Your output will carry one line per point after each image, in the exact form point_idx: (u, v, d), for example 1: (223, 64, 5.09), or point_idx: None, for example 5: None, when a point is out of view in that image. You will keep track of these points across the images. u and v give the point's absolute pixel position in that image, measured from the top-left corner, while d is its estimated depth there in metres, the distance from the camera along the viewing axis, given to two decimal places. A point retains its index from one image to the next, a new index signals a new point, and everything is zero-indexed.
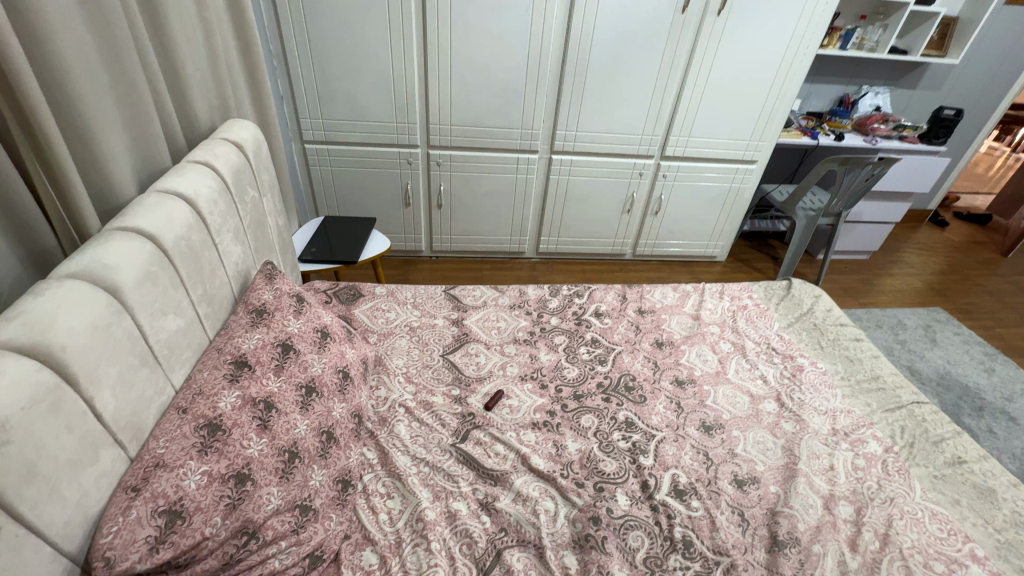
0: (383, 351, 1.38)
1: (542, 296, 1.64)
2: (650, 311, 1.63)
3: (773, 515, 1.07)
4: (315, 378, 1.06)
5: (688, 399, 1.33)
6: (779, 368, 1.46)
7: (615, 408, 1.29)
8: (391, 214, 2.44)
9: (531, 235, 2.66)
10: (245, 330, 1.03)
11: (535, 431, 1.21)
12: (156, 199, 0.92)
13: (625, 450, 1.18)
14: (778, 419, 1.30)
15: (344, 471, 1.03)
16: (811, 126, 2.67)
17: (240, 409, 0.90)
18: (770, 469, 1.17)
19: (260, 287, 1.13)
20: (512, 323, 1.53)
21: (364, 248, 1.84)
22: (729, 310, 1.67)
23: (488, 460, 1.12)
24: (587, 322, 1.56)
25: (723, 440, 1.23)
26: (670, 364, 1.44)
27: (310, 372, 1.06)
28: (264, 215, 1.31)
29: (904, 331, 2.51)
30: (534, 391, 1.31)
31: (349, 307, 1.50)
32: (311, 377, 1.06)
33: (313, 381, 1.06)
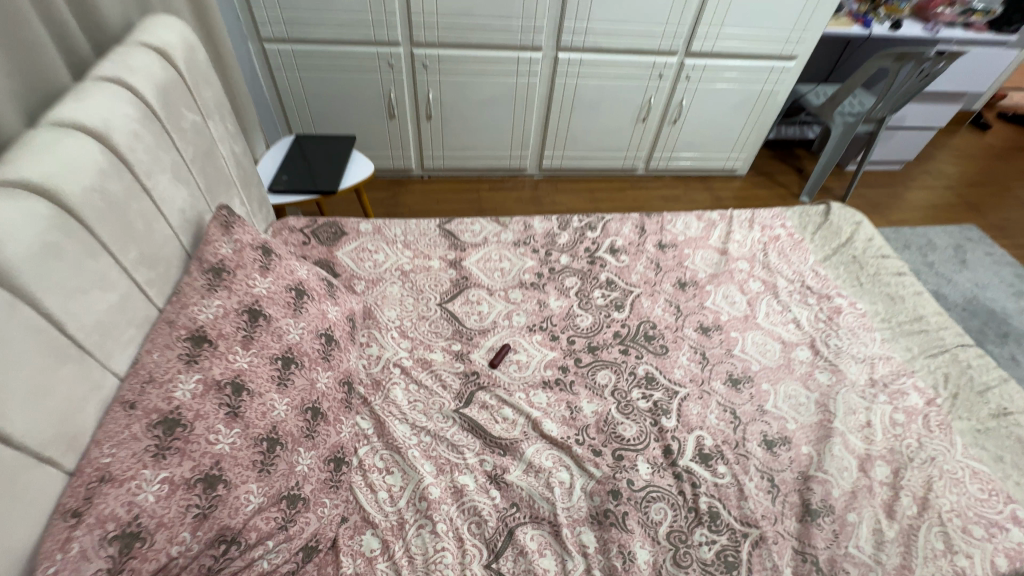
0: (372, 301, 1.21)
1: (549, 229, 1.44)
2: (672, 245, 1.45)
3: (805, 481, 0.99)
4: (292, 347, 0.91)
5: (713, 349, 1.21)
6: (814, 310, 1.31)
7: (634, 362, 1.16)
8: (374, 128, 2.14)
9: (534, 149, 2.37)
10: (201, 296, 0.85)
11: (546, 391, 1.09)
12: (47, 138, 0.69)
13: (645, 411, 1.07)
14: (812, 370, 1.18)
15: (337, 448, 0.92)
16: (863, 10, 2.26)
17: (202, 397, 0.76)
18: (803, 428, 1.08)
19: (215, 238, 0.93)
20: (516, 263, 1.35)
21: (344, 174, 1.60)
22: (760, 242, 1.48)
23: (496, 427, 1.02)
24: (601, 260, 1.38)
25: (752, 396, 1.12)
26: (694, 309, 1.29)
27: (286, 340, 0.91)
28: (212, 143, 1.07)
29: (933, 252, 2.35)
30: (544, 344, 1.18)
31: (331, 249, 1.31)
32: (288, 346, 0.91)
33: (290, 351, 0.91)
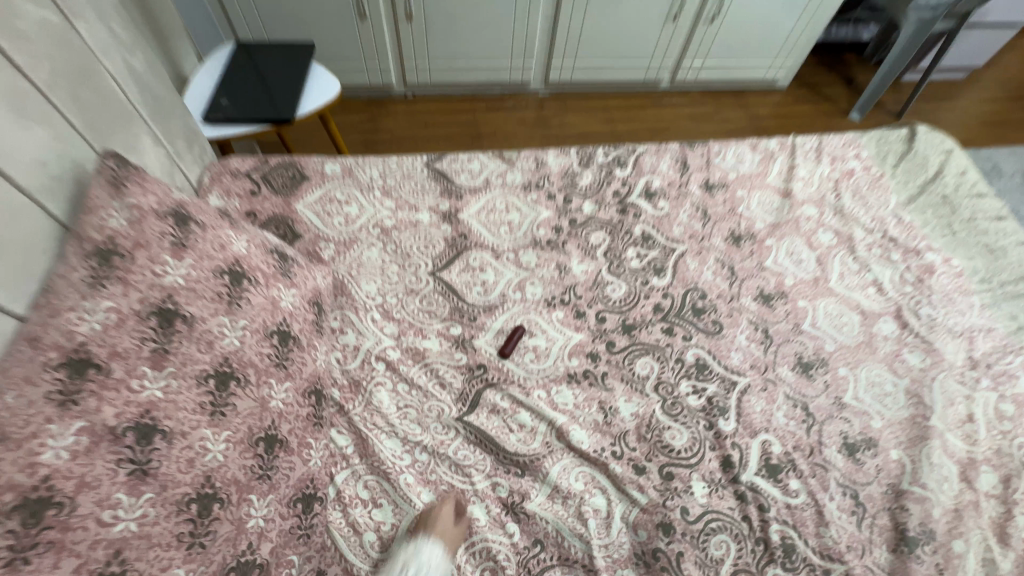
0: (345, 271, 0.94)
1: (568, 167, 1.13)
2: (722, 185, 1.15)
3: (897, 497, 0.79)
4: (229, 357, 0.66)
5: (778, 325, 0.96)
6: (899, 269, 1.05)
7: (681, 344, 0.92)
8: (341, 32, 1.71)
9: (538, 58, 1.95)
10: (81, 296, 0.58)
11: (572, 387, 0.86)
12: None
13: (698, 411, 0.85)
14: (899, 349, 0.95)
15: (303, 483, 0.70)
16: None
17: (89, 454, 0.51)
18: (891, 426, 0.87)
19: (100, 204, 0.64)
20: (528, 215, 1.06)
21: (302, 96, 1.24)
22: (830, 180, 1.18)
23: (510, 439, 0.80)
24: (634, 208, 1.09)
25: (827, 385, 0.90)
26: (752, 270, 1.03)
27: (219, 349, 0.65)
28: (88, 58, 0.73)
29: (999, 179, 2.04)
30: (567, 323, 0.93)
31: (289, 201, 1.01)
32: (223, 357, 0.65)
33: (226, 365, 0.65)
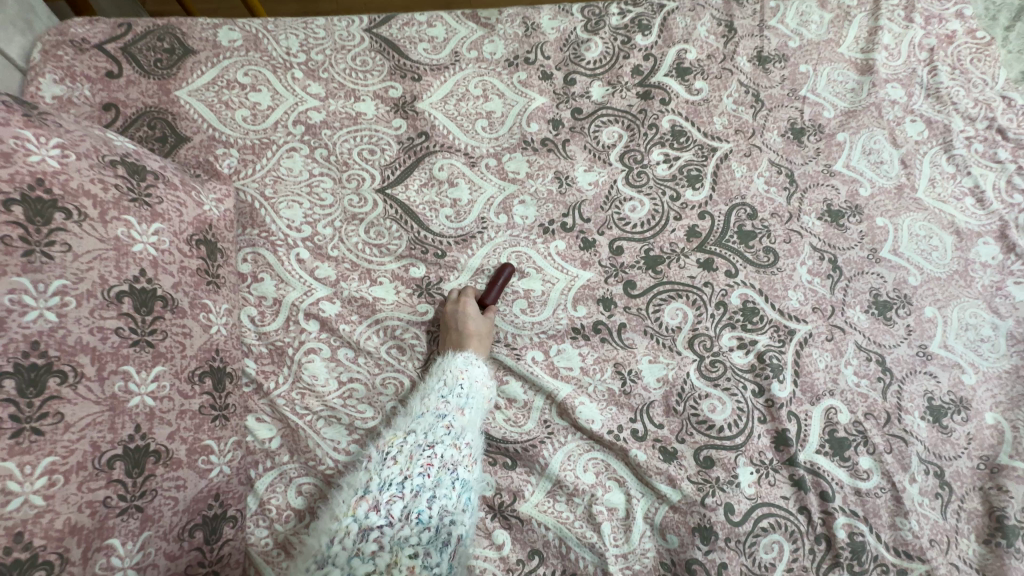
0: (255, 191, 0.67)
1: (569, 32, 0.81)
2: (780, 56, 0.84)
3: (993, 474, 0.62)
4: (40, 341, 0.40)
5: (849, 251, 0.72)
6: (1006, 172, 0.80)
7: (723, 282, 0.68)
8: None
9: None
10: None
11: (578, 344, 0.64)
12: None
13: (744, 372, 0.64)
14: (1002, 279, 0.73)
15: (204, 500, 0.50)
16: None
17: None
18: (987, 382, 0.67)
19: None
20: (513, 102, 0.76)
21: None
22: (923, 48, 0.87)
23: (496, 420, 0.60)
24: (661, 90, 0.79)
25: (909, 331, 0.69)
26: (816, 177, 0.77)
27: (17, 329, 0.39)
28: None
29: None
30: (570, 257, 0.68)
31: (166, 88, 0.70)
32: (25, 344, 0.40)
33: (34, 355, 0.40)
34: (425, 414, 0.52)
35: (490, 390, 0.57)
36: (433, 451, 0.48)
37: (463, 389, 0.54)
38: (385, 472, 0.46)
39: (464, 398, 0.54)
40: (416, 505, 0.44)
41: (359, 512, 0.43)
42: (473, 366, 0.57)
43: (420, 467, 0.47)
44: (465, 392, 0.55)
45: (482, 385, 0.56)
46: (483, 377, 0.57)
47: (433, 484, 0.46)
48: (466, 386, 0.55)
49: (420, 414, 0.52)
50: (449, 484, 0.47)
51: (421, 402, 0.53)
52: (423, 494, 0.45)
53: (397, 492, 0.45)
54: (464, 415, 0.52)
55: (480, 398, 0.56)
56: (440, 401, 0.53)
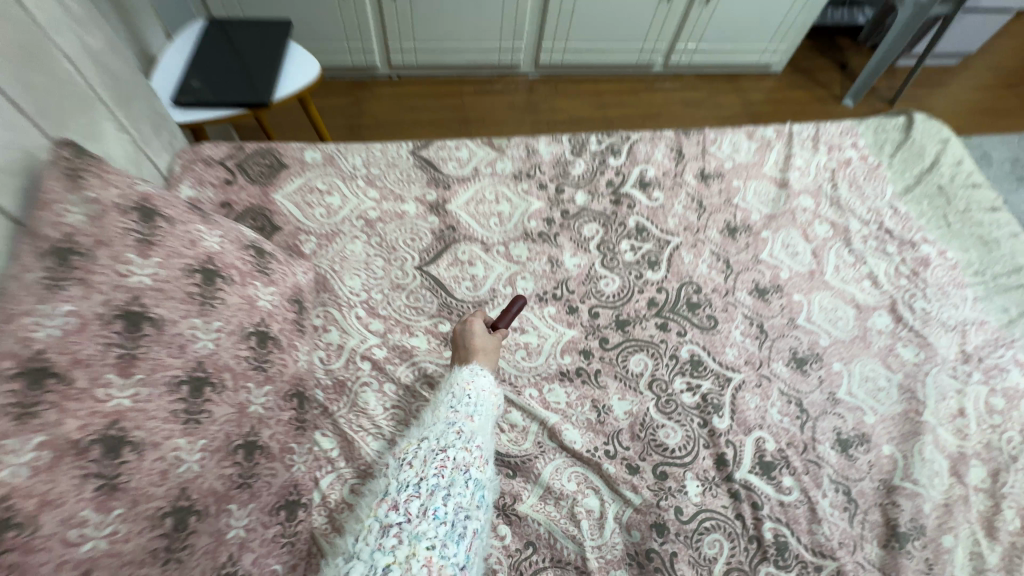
0: (328, 266, 0.90)
1: (560, 156, 1.09)
2: (718, 175, 1.12)
3: (889, 493, 0.79)
4: (203, 362, 0.62)
5: (773, 319, 0.95)
6: (894, 262, 1.04)
7: (675, 340, 0.90)
8: (321, 10, 1.63)
9: (529, 38, 1.88)
10: (37, 300, 0.52)
11: (565, 385, 0.84)
12: None
13: (692, 409, 0.83)
14: (893, 343, 0.94)
15: (285, 490, 0.68)
16: None
17: (52, 471, 0.48)
18: (884, 422, 0.86)
19: (54, 197, 0.59)
20: (518, 205, 1.03)
21: (279, 78, 1.18)
22: (826, 169, 1.16)
23: (502, 440, 0.78)
24: (628, 198, 1.06)
25: (821, 380, 0.89)
26: (747, 263, 1.01)
27: (193, 353, 0.62)
28: (38, 38, 0.68)
29: (988, 167, 2.04)
30: (560, 319, 0.90)
31: (267, 190, 0.96)
32: (195, 363, 0.62)
33: (200, 370, 0.62)
34: (437, 425, 0.66)
35: (497, 397, 0.72)
36: (444, 455, 0.62)
37: (469, 399, 0.69)
38: (404, 475, 0.60)
39: (472, 407, 0.68)
40: (431, 502, 0.57)
41: (381, 512, 0.56)
42: (479, 377, 0.72)
43: (433, 469, 0.60)
44: (471, 405, 0.68)
45: (487, 393, 0.71)
46: (488, 386, 0.71)
47: (445, 483, 0.60)
48: (472, 397, 0.69)
49: (432, 425, 0.66)
50: (462, 483, 0.60)
51: (434, 417, 0.67)
52: (437, 492, 0.58)
53: (413, 493, 0.58)
54: (472, 422, 0.67)
55: (486, 407, 0.70)
56: (450, 411, 0.67)
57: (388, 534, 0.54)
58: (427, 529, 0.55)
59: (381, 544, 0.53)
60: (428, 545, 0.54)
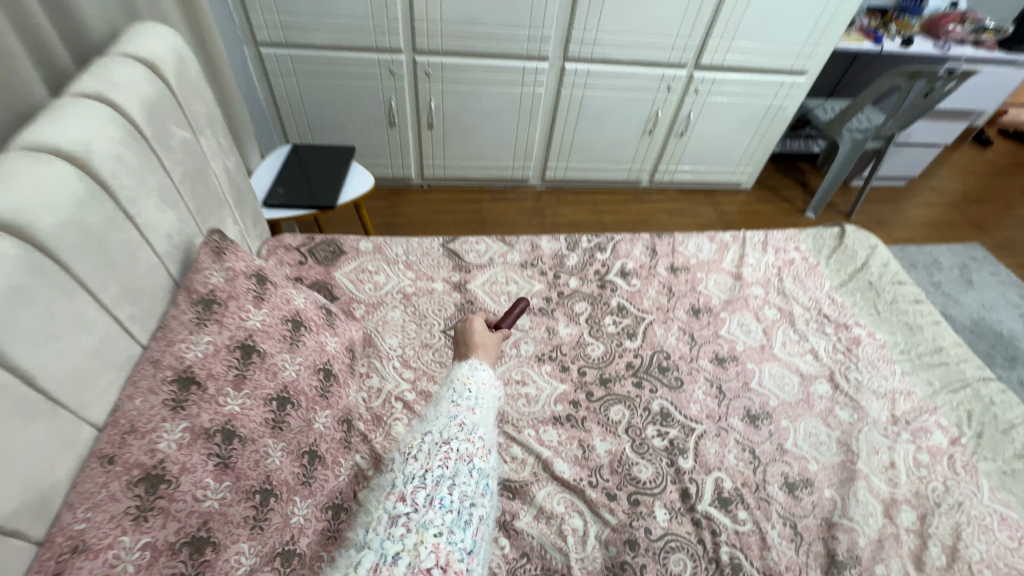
0: (373, 327, 1.15)
1: (558, 250, 1.39)
2: (686, 268, 1.39)
3: (829, 528, 0.94)
4: (288, 385, 0.85)
5: (730, 382, 1.15)
6: (832, 340, 1.27)
7: (648, 396, 1.10)
8: (374, 136, 2.07)
9: (537, 159, 2.31)
10: (189, 332, 0.79)
11: (557, 427, 1.04)
12: (19, 163, 0.62)
13: (661, 451, 1.01)
14: (832, 405, 1.14)
15: (334, 494, 0.85)
16: (874, 26, 2.24)
17: (190, 447, 0.69)
18: (825, 469, 1.03)
19: (205, 266, 0.87)
20: (524, 287, 1.29)
21: (341, 187, 1.52)
22: (774, 266, 1.43)
23: (505, 468, 0.96)
24: (612, 284, 1.32)
25: (771, 433, 1.08)
26: (709, 337, 1.24)
27: (282, 378, 0.84)
28: (205, 160, 1.00)
29: (939, 271, 2.33)
30: (554, 375, 1.12)
31: (329, 269, 1.25)
32: (283, 385, 0.84)
33: (285, 390, 0.84)
34: (441, 420, 0.83)
35: (496, 389, 0.92)
36: (448, 449, 0.77)
37: (471, 391, 0.88)
38: (410, 470, 0.75)
39: (474, 401, 0.86)
40: (436, 492, 0.72)
41: (390, 505, 0.71)
42: (478, 369, 0.92)
43: (438, 463, 0.75)
44: (472, 398, 0.87)
45: (488, 385, 0.91)
46: (488, 379, 0.92)
47: (449, 474, 0.75)
48: (473, 392, 0.88)
49: (436, 419, 0.83)
50: (467, 473, 0.76)
51: (439, 412, 0.84)
52: (441, 484, 0.73)
53: (420, 485, 0.72)
54: (473, 413, 0.85)
55: (485, 399, 0.88)
56: (452, 405, 0.85)
57: (396, 524, 0.68)
58: (433, 517, 0.69)
59: (391, 532, 0.67)
60: (435, 531, 0.68)
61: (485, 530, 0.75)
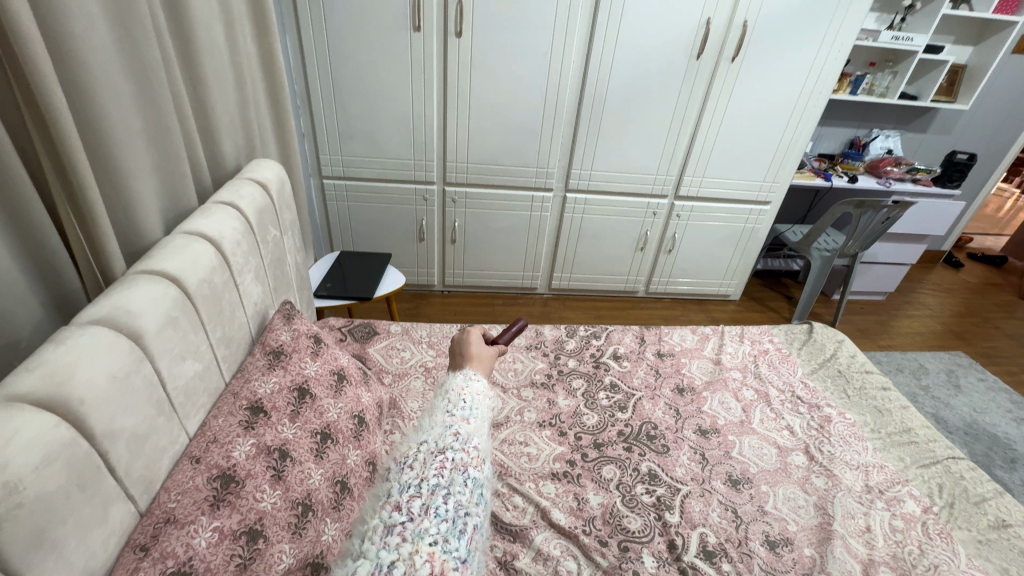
0: (398, 392, 1.34)
1: (559, 337, 1.61)
2: (671, 354, 1.60)
3: None
4: (330, 424, 1.01)
5: (712, 450, 1.28)
6: (805, 419, 1.40)
7: (637, 458, 1.24)
8: (405, 249, 2.45)
9: (544, 270, 2.65)
10: (262, 372, 1.00)
11: (555, 482, 1.16)
12: (183, 240, 0.92)
13: (649, 506, 1.12)
14: (808, 474, 1.25)
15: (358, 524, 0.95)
16: (824, 167, 2.74)
17: (254, 458, 0.86)
18: (803, 530, 1.11)
19: (278, 327, 1.12)
20: (528, 365, 1.50)
21: (379, 282, 1.83)
22: (750, 355, 1.62)
23: (507, 514, 1.07)
24: (605, 364, 1.52)
25: (752, 496, 1.18)
26: (692, 412, 1.39)
27: (326, 418, 1.01)
28: (284, 253, 1.32)
29: (926, 377, 2.45)
30: (554, 438, 1.27)
31: (364, 345, 1.48)
32: (326, 423, 1.01)
33: (328, 428, 1.00)
34: (437, 429, 0.87)
35: (487, 400, 0.98)
36: (443, 459, 0.81)
37: (465, 401, 0.93)
38: (406, 480, 0.77)
39: (467, 411, 0.91)
40: (432, 501, 0.74)
41: (385, 514, 0.72)
42: (472, 381, 0.99)
43: (433, 473, 0.78)
44: (466, 408, 0.91)
45: (482, 399, 0.96)
46: (481, 391, 0.98)
47: (444, 483, 0.77)
48: (468, 402, 0.93)
49: (431, 427, 0.87)
50: (461, 482, 0.79)
51: (435, 421, 0.89)
52: (436, 494, 0.75)
53: (416, 494, 0.74)
54: (468, 423, 0.89)
55: (478, 409, 0.93)
56: (448, 416, 0.90)
57: (392, 533, 0.69)
58: (428, 525, 0.71)
59: (386, 541, 0.68)
60: (429, 539, 0.70)
61: (477, 540, 0.78)
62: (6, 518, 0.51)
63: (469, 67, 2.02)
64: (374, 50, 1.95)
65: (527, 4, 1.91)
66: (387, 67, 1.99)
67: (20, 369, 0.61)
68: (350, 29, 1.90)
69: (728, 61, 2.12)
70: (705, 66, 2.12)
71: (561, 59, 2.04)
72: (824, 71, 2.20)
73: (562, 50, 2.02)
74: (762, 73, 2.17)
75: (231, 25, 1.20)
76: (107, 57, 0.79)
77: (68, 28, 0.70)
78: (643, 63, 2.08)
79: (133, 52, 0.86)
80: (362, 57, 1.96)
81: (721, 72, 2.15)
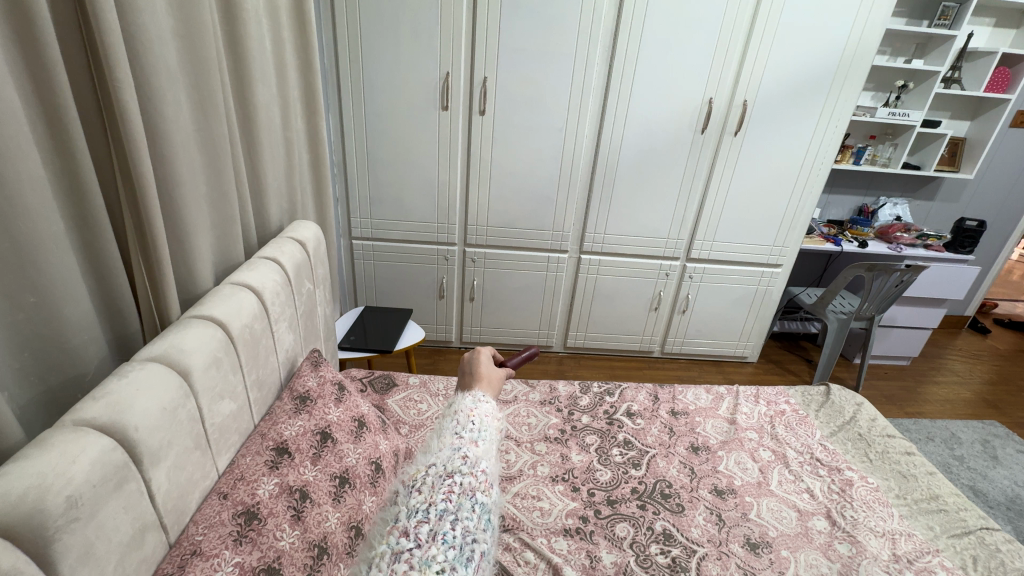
0: (413, 442, 1.36)
1: (572, 393, 1.63)
2: (686, 413, 1.59)
3: None
4: (349, 469, 1.03)
5: (729, 511, 1.26)
6: (826, 481, 1.37)
7: (650, 517, 1.22)
8: (426, 305, 2.56)
9: (559, 328, 2.71)
10: (288, 416, 1.05)
11: (567, 538, 1.15)
12: (230, 289, 1.03)
13: (664, 567, 1.10)
14: (831, 540, 1.21)
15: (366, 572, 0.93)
16: (833, 233, 2.82)
17: (277, 497, 0.88)
18: None
19: (306, 373, 1.19)
20: (542, 419, 1.52)
21: (401, 334, 1.91)
22: (766, 415, 1.61)
23: (518, 569, 1.06)
24: (619, 421, 1.53)
25: (772, 561, 1.14)
26: (707, 472, 1.38)
27: (345, 462, 1.03)
28: (314, 304, 1.42)
29: (960, 446, 2.35)
30: (566, 494, 1.27)
31: (383, 396, 1.54)
32: (345, 468, 1.02)
33: (344, 476, 1.01)
34: (445, 452, 0.89)
35: (495, 423, 1.00)
36: (452, 483, 0.82)
37: (474, 423, 0.97)
38: (413, 502, 0.79)
39: (476, 434, 0.95)
40: (439, 528, 0.75)
41: (392, 542, 0.73)
42: (481, 402, 1.03)
43: (441, 497, 0.79)
44: (474, 431, 0.95)
45: (491, 420, 1.00)
46: (490, 413, 1.02)
47: (452, 508, 0.78)
48: (477, 426, 0.97)
49: (439, 450, 0.90)
50: (469, 507, 0.80)
51: (443, 443, 0.92)
52: (443, 520, 0.76)
53: (422, 519, 0.76)
54: (478, 447, 0.92)
55: (486, 431, 0.97)
56: (456, 438, 0.92)
57: (399, 561, 0.70)
58: (435, 553, 0.72)
59: (393, 569, 0.69)
60: (436, 568, 0.70)
61: (484, 567, 0.78)
62: (64, 530, 0.57)
63: (490, 139, 2.21)
64: (406, 124, 2.16)
65: (544, 87, 2.13)
66: (416, 140, 2.19)
67: (88, 399, 0.69)
68: (384, 108, 2.12)
69: (731, 134, 2.28)
70: (709, 139, 2.28)
71: (574, 132, 2.22)
72: (824, 139, 2.33)
73: (575, 126, 2.21)
74: (766, 143, 2.31)
75: (286, 107, 1.39)
76: (185, 133, 0.94)
77: (159, 112, 0.85)
78: (651, 138, 2.26)
79: (205, 129, 1.01)
80: (395, 133, 2.18)
81: (725, 145, 2.30)
